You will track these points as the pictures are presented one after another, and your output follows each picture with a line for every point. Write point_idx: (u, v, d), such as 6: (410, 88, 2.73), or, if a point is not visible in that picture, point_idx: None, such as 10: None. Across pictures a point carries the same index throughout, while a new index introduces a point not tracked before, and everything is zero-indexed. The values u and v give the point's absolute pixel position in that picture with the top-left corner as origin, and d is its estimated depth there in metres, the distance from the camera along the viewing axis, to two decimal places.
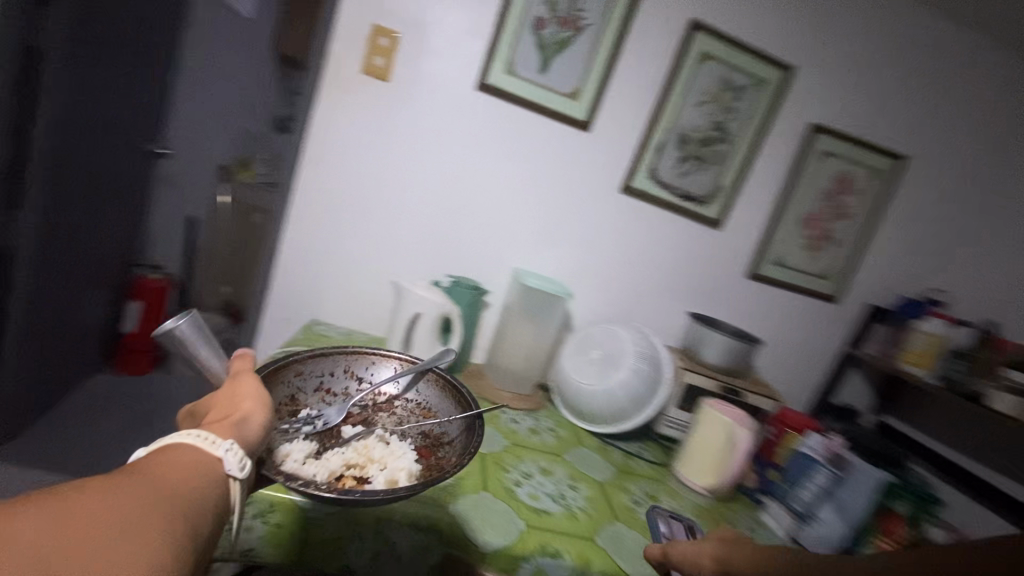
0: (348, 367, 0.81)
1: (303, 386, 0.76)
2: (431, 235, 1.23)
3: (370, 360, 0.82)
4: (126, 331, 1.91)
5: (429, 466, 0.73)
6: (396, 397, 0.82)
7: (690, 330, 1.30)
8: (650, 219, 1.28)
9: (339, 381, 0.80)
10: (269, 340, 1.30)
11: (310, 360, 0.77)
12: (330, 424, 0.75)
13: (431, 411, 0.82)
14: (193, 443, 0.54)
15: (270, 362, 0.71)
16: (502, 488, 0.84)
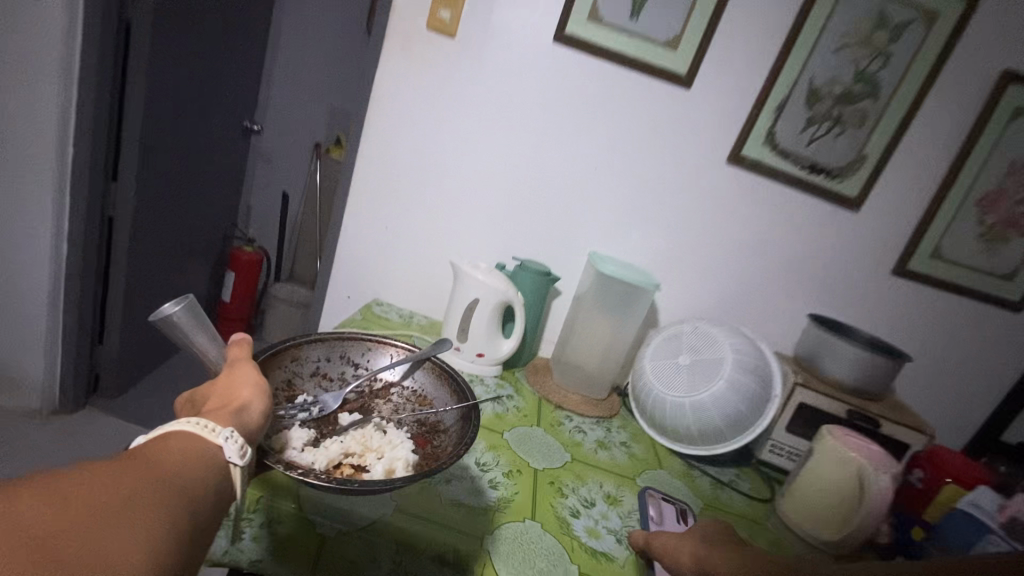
0: (343, 351, 0.70)
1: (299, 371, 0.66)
2: (498, 212, 1.10)
3: (367, 341, 0.72)
4: (223, 300, 2.02)
5: (429, 457, 0.61)
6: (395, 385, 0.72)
7: (808, 336, 1.05)
8: (762, 197, 1.04)
9: (336, 365, 0.70)
10: (332, 318, 1.25)
11: (310, 344, 0.67)
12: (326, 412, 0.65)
13: (429, 401, 0.71)
14: (190, 430, 0.44)
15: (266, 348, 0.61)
16: (554, 516, 0.70)
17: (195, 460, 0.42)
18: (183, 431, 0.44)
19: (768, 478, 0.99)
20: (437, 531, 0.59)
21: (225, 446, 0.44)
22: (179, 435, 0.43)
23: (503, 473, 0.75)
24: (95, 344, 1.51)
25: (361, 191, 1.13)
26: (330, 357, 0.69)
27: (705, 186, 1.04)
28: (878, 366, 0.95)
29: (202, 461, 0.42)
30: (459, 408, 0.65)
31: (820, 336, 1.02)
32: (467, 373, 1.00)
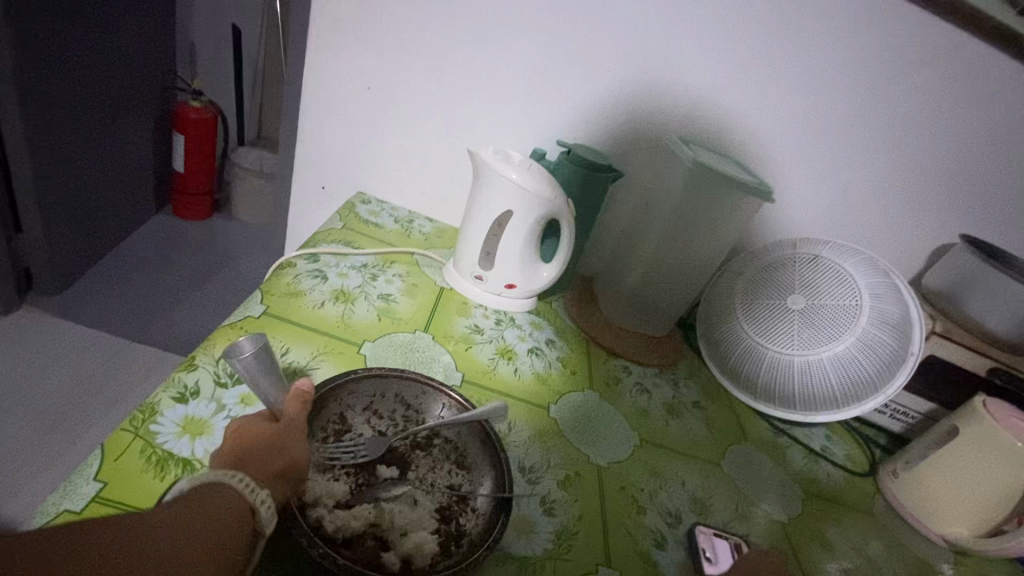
0: (400, 387, 0.51)
1: (352, 410, 0.49)
2: (537, 71, 0.74)
3: (432, 386, 0.52)
4: (176, 170, 1.65)
5: (452, 542, 0.42)
6: (442, 437, 0.50)
7: (954, 265, 0.77)
8: (944, 57, 0.68)
9: (389, 403, 0.50)
10: (308, 217, 0.94)
11: (367, 381, 0.50)
12: (368, 461, 0.45)
13: (476, 469, 0.48)
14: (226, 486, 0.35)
15: (326, 385, 0.47)
16: (631, 555, 0.48)
17: (221, 512, 0.33)
18: (222, 484, 0.35)
19: (866, 439, 0.80)
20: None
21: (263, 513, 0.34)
22: (210, 489, 0.34)
23: (558, 483, 0.52)
24: (11, 232, 1.21)
25: (328, 30, 0.75)
26: (390, 394, 0.51)
27: (859, 39, 0.68)
28: None
29: (232, 510, 0.33)
30: (498, 493, 0.45)
31: (973, 266, 0.74)
32: (493, 310, 0.74)
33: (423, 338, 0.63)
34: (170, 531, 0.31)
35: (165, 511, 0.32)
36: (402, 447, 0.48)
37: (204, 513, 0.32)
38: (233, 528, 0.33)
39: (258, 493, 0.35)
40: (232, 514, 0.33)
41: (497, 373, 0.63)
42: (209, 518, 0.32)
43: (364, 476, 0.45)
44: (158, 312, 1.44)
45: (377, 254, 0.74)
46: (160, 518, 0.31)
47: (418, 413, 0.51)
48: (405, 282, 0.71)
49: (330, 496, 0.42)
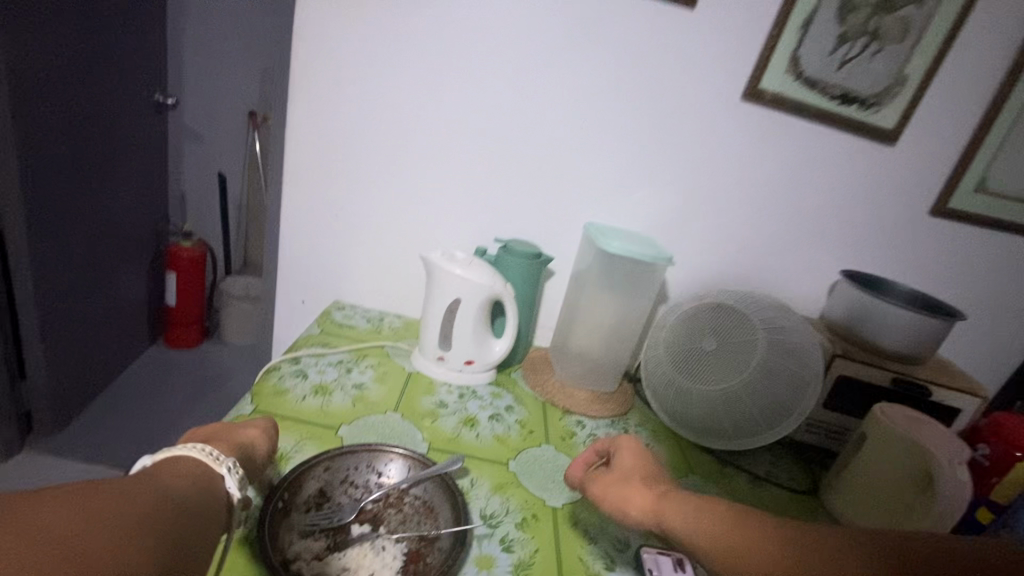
0: (368, 458, 0.60)
1: (331, 482, 0.57)
2: (470, 186, 0.91)
3: (397, 452, 0.60)
4: (169, 303, 1.79)
5: None
6: (410, 495, 0.58)
7: (841, 296, 0.91)
8: (785, 138, 0.87)
9: (363, 473, 0.59)
10: (290, 327, 1.06)
11: (342, 456, 0.59)
12: (345, 522, 0.53)
13: (440, 519, 0.56)
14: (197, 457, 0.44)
15: (307, 461, 0.56)
16: None
17: (199, 477, 0.42)
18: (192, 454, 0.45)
19: (807, 460, 0.88)
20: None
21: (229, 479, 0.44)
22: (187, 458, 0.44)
23: (516, 525, 0.60)
24: (16, 380, 1.30)
25: (299, 173, 0.92)
26: (363, 465, 0.59)
27: (718, 133, 0.86)
28: (926, 327, 0.82)
29: (205, 475, 0.43)
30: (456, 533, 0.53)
31: (854, 296, 0.88)
32: (457, 386, 0.85)
33: (393, 417, 0.73)
34: (161, 486, 0.39)
35: (147, 478, 0.39)
36: (374, 508, 0.56)
37: (184, 480, 0.41)
38: (208, 485, 0.42)
39: (224, 460, 0.45)
40: (205, 477, 0.43)
41: (460, 439, 0.72)
42: (188, 481, 0.41)
43: (342, 535, 0.52)
44: (153, 441, 1.49)
45: (351, 351, 0.85)
46: (149, 481, 0.39)
47: (386, 476, 0.59)
48: (376, 371, 0.82)
49: (310, 554, 0.49)
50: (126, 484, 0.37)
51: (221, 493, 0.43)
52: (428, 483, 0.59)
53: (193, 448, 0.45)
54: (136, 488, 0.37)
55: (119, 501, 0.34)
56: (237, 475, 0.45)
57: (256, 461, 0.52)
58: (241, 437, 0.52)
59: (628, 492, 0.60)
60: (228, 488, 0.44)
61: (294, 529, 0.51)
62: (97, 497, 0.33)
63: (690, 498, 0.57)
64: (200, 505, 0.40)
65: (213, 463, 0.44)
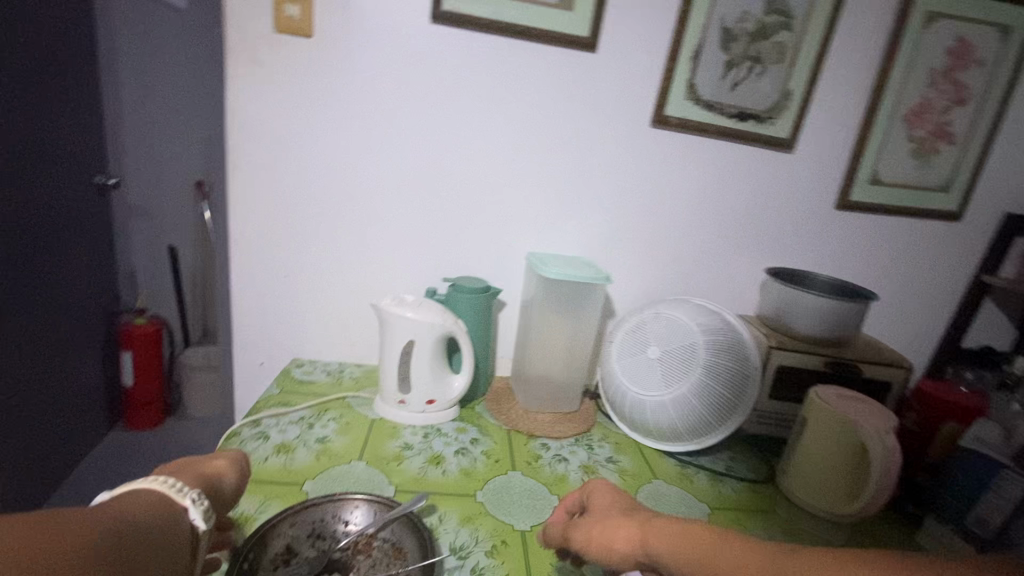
0: (333, 509, 0.61)
1: (297, 538, 0.58)
2: (413, 232, 0.95)
3: (362, 499, 0.62)
4: (126, 384, 1.74)
5: None
6: (377, 539, 0.59)
7: (770, 293, 0.98)
8: (696, 155, 0.95)
9: (330, 524, 0.60)
10: (251, 391, 1.06)
11: (307, 511, 0.60)
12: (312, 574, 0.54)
13: (407, 556, 0.57)
14: (159, 490, 0.45)
15: (271, 518, 0.57)
16: None
17: (161, 511, 0.43)
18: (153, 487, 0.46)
19: (763, 451, 0.93)
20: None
21: (191, 509, 0.45)
22: (144, 491, 0.45)
23: (486, 553, 0.62)
24: None
25: (245, 238, 0.94)
26: (328, 516, 0.61)
27: (635, 157, 0.94)
28: (846, 311, 0.89)
29: (167, 509, 0.44)
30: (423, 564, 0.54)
31: (780, 291, 0.95)
32: (421, 426, 0.86)
33: (358, 465, 0.74)
34: (122, 520, 0.39)
35: (109, 510, 0.40)
36: (343, 555, 0.57)
37: (145, 513, 0.42)
38: (169, 520, 0.43)
39: (186, 491, 0.46)
40: (168, 511, 0.44)
41: (427, 477, 0.74)
42: (149, 515, 0.42)
43: None
44: None
45: (312, 406, 0.86)
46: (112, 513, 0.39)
47: (352, 524, 0.60)
48: (339, 423, 0.83)
49: None
50: (89, 515, 0.37)
51: (184, 525, 0.44)
52: (395, 524, 0.60)
53: (156, 482, 0.46)
54: (97, 521, 0.37)
55: (81, 536, 0.35)
56: (201, 505, 0.46)
57: (224, 492, 0.53)
58: (209, 470, 0.53)
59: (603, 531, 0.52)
60: (191, 518, 0.45)
61: None
62: (58, 530, 0.34)
63: (674, 522, 0.47)
64: (159, 542, 0.40)
65: (175, 495, 0.45)
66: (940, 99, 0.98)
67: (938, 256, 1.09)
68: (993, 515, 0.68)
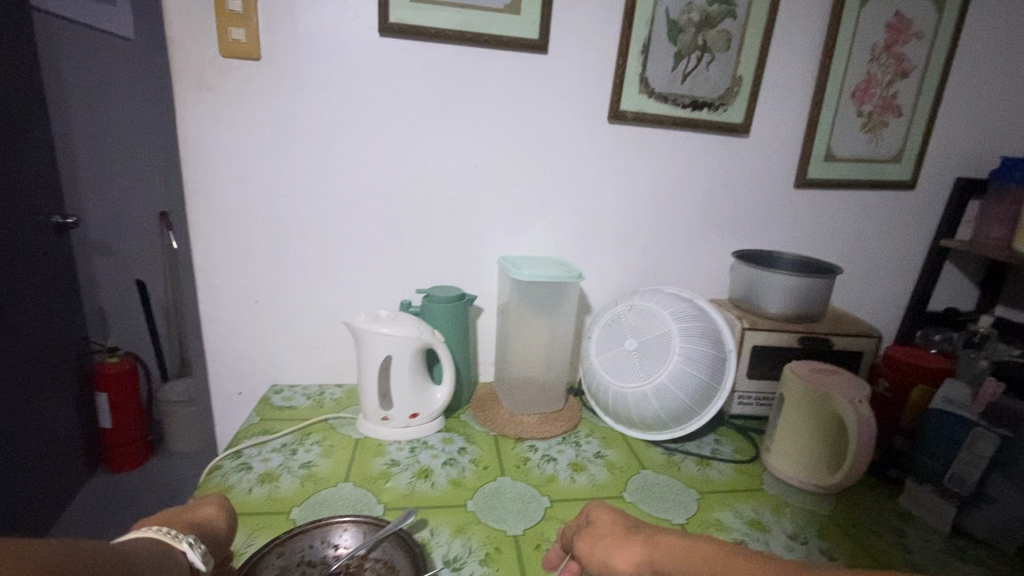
0: (318, 534, 0.60)
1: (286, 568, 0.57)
2: (382, 247, 0.94)
3: (350, 521, 0.61)
4: (104, 426, 1.69)
5: None
6: (368, 559, 0.58)
7: (740, 276, 1.00)
8: (655, 147, 0.96)
9: (318, 550, 0.59)
10: (231, 422, 1.04)
11: (295, 539, 0.59)
12: None
13: (399, 573, 0.57)
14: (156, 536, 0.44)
15: (258, 550, 0.56)
16: None
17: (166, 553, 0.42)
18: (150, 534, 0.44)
19: (747, 431, 0.94)
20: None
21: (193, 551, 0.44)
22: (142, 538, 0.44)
23: (480, 562, 0.62)
24: None
25: (210, 269, 0.93)
26: (316, 542, 0.60)
27: (596, 154, 0.95)
28: (812, 286, 0.91)
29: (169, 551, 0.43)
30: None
31: (749, 274, 0.97)
32: (407, 441, 0.86)
33: (345, 487, 0.73)
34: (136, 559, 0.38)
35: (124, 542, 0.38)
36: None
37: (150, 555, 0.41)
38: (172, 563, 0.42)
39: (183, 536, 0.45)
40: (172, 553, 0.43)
41: (415, 492, 0.73)
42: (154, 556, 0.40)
43: None
44: None
45: (294, 432, 0.85)
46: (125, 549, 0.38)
47: (342, 547, 0.60)
48: (323, 446, 0.82)
49: None
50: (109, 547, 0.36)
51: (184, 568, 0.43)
52: (385, 544, 0.60)
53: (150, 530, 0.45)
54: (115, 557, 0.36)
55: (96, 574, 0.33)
56: (198, 548, 0.45)
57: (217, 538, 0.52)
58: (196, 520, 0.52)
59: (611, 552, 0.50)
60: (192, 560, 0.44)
61: None
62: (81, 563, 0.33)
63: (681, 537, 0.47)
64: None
65: (172, 539, 0.44)
66: (884, 74, 1.01)
67: (897, 225, 1.13)
68: (965, 472, 0.71)
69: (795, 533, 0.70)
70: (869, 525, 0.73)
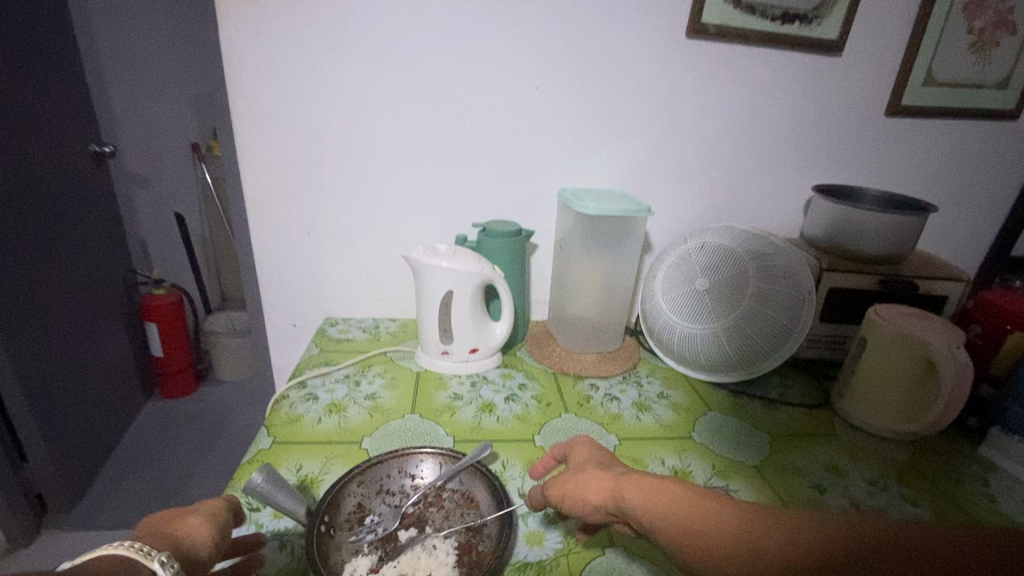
0: (395, 464, 0.60)
1: (368, 495, 0.57)
2: (436, 176, 0.90)
3: (427, 452, 0.61)
4: (156, 354, 1.75)
5: (473, 564, 0.50)
6: (447, 490, 0.59)
7: (818, 212, 0.92)
8: (736, 67, 0.87)
9: (397, 479, 0.59)
10: (286, 352, 1.05)
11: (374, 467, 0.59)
12: (389, 532, 0.53)
13: (480, 504, 0.57)
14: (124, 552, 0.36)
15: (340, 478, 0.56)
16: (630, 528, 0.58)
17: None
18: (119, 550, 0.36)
19: (814, 375, 0.91)
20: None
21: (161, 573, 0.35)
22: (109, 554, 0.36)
23: None
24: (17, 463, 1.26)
25: (263, 198, 0.90)
26: (394, 471, 0.59)
27: (670, 74, 0.86)
28: (904, 225, 0.84)
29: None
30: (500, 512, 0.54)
31: (830, 210, 0.90)
32: (467, 375, 0.85)
33: (412, 418, 0.73)
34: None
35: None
36: (415, 510, 0.56)
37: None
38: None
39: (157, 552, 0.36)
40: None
41: (482, 426, 0.73)
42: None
43: (389, 543, 0.53)
44: (172, 495, 1.49)
45: (355, 363, 0.85)
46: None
47: (420, 478, 0.59)
48: (384, 379, 0.82)
49: (362, 566, 0.49)
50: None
51: None
52: (463, 477, 0.59)
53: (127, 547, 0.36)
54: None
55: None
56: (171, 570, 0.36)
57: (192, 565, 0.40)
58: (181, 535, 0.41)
59: (582, 484, 0.48)
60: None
61: (346, 541, 0.51)
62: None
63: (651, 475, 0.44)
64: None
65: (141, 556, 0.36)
66: None
67: (996, 159, 1.02)
68: None
69: (874, 478, 0.68)
70: (950, 474, 0.71)
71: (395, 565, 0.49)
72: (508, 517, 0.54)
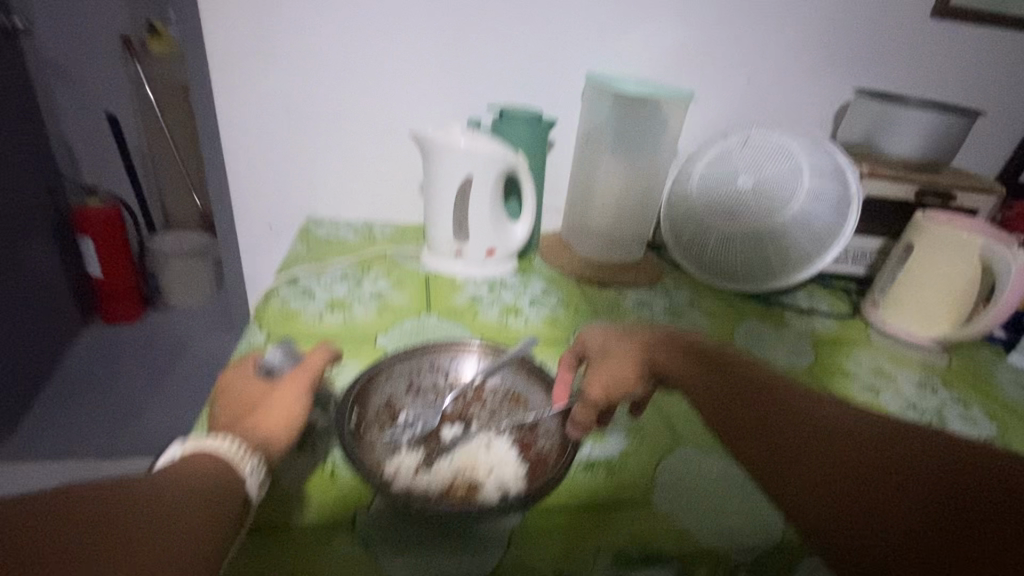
0: (427, 358, 0.51)
1: (397, 390, 0.48)
2: (446, 46, 0.76)
3: (463, 349, 0.52)
4: (93, 275, 1.54)
5: (538, 464, 0.43)
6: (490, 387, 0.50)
7: (858, 114, 0.84)
8: None
9: (430, 374, 0.50)
10: (261, 258, 0.91)
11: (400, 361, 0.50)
12: (430, 430, 0.45)
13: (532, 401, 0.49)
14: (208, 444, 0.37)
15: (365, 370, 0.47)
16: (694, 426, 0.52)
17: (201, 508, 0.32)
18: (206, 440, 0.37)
19: (839, 289, 0.88)
20: (604, 526, 0.39)
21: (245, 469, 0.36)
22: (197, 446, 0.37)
23: None
24: None
25: (232, 63, 0.74)
26: (424, 368, 0.50)
27: None
28: (952, 126, 0.79)
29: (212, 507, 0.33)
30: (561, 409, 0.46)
31: (875, 113, 0.82)
32: (483, 279, 0.76)
33: (430, 319, 0.63)
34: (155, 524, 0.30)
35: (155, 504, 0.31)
36: (457, 406, 0.48)
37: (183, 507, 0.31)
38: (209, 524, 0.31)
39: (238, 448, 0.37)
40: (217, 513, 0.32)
41: (510, 328, 0.64)
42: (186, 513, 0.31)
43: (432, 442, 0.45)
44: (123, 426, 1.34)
45: (353, 262, 0.74)
46: (140, 511, 0.30)
47: (456, 375, 0.51)
48: (390, 279, 0.71)
49: (405, 467, 0.41)
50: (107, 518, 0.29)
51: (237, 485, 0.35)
52: (508, 374, 0.51)
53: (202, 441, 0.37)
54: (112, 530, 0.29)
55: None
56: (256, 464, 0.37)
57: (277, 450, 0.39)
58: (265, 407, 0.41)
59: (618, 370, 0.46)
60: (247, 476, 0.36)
61: (383, 440, 0.43)
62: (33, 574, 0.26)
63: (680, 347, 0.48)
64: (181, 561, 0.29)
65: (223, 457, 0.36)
66: None
67: None
68: None
69: (923, 383, 0.65)
70: (990, 379, 0.69)
71: (448, 466, 0.42)
72: (569, 413, 0.47)
